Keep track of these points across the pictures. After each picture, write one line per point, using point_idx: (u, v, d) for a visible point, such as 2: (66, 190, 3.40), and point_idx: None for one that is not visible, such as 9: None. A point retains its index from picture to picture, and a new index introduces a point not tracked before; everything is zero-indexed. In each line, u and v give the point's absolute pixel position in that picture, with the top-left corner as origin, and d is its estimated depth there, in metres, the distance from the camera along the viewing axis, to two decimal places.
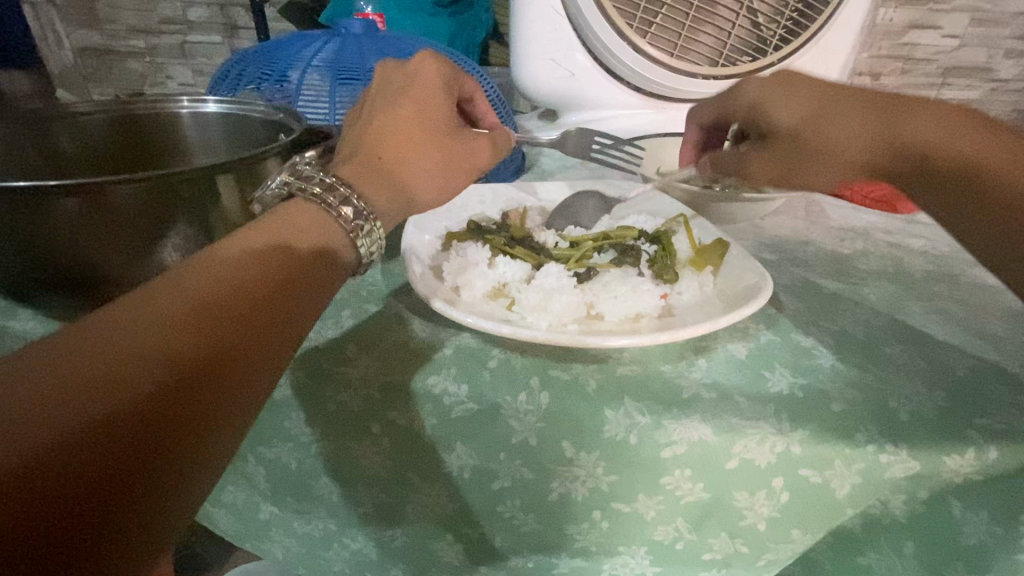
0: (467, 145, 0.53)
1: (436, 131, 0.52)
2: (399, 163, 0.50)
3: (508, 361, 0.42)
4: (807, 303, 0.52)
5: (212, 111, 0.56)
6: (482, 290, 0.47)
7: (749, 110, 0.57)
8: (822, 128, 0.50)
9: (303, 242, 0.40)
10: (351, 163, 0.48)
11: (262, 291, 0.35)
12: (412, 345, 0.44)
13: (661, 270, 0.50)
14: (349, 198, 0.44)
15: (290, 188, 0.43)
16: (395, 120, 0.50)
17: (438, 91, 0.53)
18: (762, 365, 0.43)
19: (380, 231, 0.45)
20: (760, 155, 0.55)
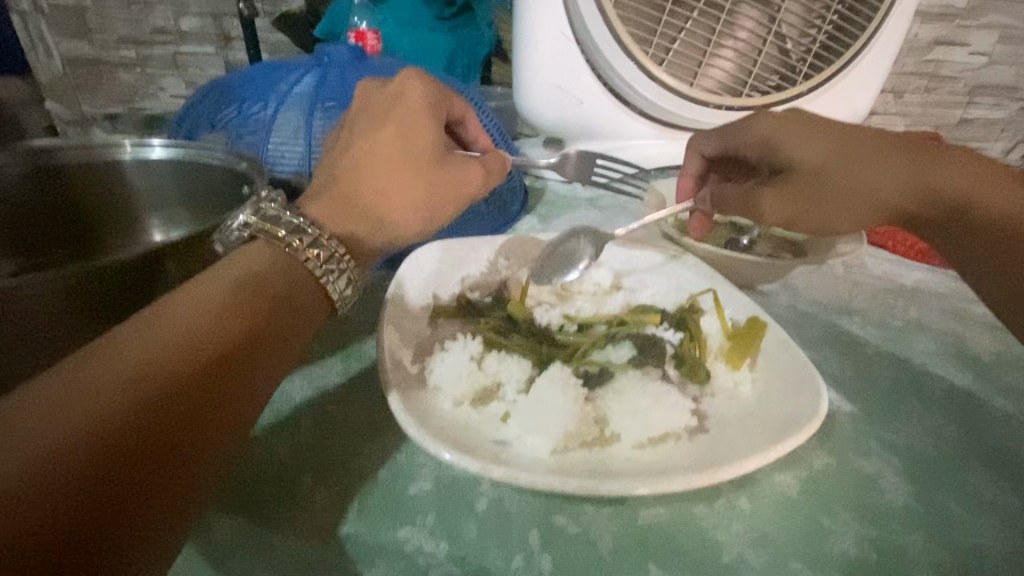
0: (457, 173, 0.45)
1: (424, 156, 0.43)
2: (378, 197, 0.42)
3: (501, 504, 0.33)
4: (863, 403, 0.44)
5: (158, 155, 0.49)
6: (466, 394, 0.38)
7: (761, 144, 0.50)
8: (856, 163, 0.46)
9: (278, 273, 0.35)
10: (325, 199, 0.41)
11: (241, 329, 0.31)
12: (382, 473, 0.35)
13: (691, 370, 0.41)
14: (317, 236, 0.37)
15: (253, 232, 0.37)
16: (376, 147, 0.42)
17: (425, 113, 0.44)
18: (821, 509, 0.34)
19: (354, 272, 0.38)
20: (772, 194, 0.48)
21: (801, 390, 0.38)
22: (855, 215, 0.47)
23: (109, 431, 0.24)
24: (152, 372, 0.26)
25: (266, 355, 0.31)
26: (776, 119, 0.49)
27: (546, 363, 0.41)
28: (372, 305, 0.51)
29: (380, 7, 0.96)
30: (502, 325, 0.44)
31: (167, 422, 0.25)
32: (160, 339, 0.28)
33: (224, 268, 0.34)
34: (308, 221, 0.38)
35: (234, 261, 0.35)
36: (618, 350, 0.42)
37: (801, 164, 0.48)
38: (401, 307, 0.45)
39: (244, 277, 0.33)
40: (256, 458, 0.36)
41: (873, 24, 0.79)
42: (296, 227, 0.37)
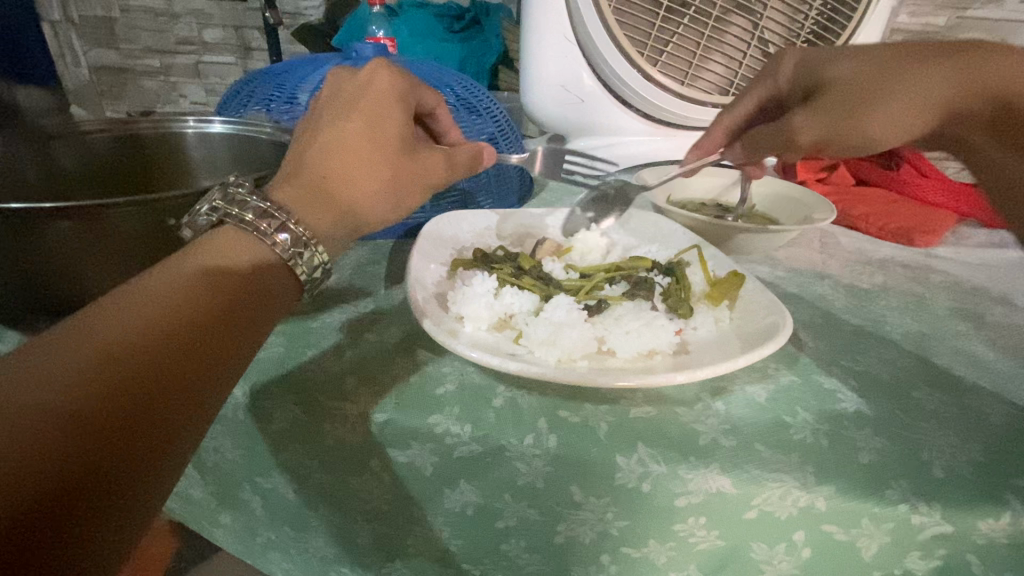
0: (423, 162, 0.46)
1: (389, 145, 0.43)
2: (344, 181, 0.41)
3: (515, 400, 0.40)
4: (829, 341, 0.50)
5: (217, 130, 0.55)
6: (486, 320, 0.45)
7: (801, 87, 0.56)
8: (893, 63, 0.49)
9: (243, 258, 0.35)
10: (288, 186, 0.40)
11: (203, 318, 0.31)
12: (413, 378, 0.42)
13: (676, 304, 0.47)
14: (286, 223, 0.37)
15: (222, 216, 0.37)
16: (344, 133, 0.42)
17: (392, 103, 0.45)
18: (784, 410, 0.40)
19: (326, 254, 0.38)
20: (804, 113, 0.53)
21: (768, 317, 0.46)
22: (896, 123, 0.50)
23: (70, 424, 0.24)
24: (109, 365, 0.26)
25: (231, 341, 0.31)
26: (808, 55, 0.56)
27: (552, 296, 0.48)
28: (398, 260, 0.58)
29: (394, 20, 1.05)
30: (515, 268, 0.51)
31: (128, 412, 0.26)
32: (115, 334, 0.28)
33: (187, 256, 0.34)
34: (277, 206, 0.37)
35: (196, 249, 0.34)
36: (613, 286, 0.50)
37: (836, 78, 0.52)
38: (429, 251, 0.53)
39: (205, 265, 0.33)
40: (312, 363, 0.43)
41: (849, 33, 0.86)
42: (262, 210, 0.37)
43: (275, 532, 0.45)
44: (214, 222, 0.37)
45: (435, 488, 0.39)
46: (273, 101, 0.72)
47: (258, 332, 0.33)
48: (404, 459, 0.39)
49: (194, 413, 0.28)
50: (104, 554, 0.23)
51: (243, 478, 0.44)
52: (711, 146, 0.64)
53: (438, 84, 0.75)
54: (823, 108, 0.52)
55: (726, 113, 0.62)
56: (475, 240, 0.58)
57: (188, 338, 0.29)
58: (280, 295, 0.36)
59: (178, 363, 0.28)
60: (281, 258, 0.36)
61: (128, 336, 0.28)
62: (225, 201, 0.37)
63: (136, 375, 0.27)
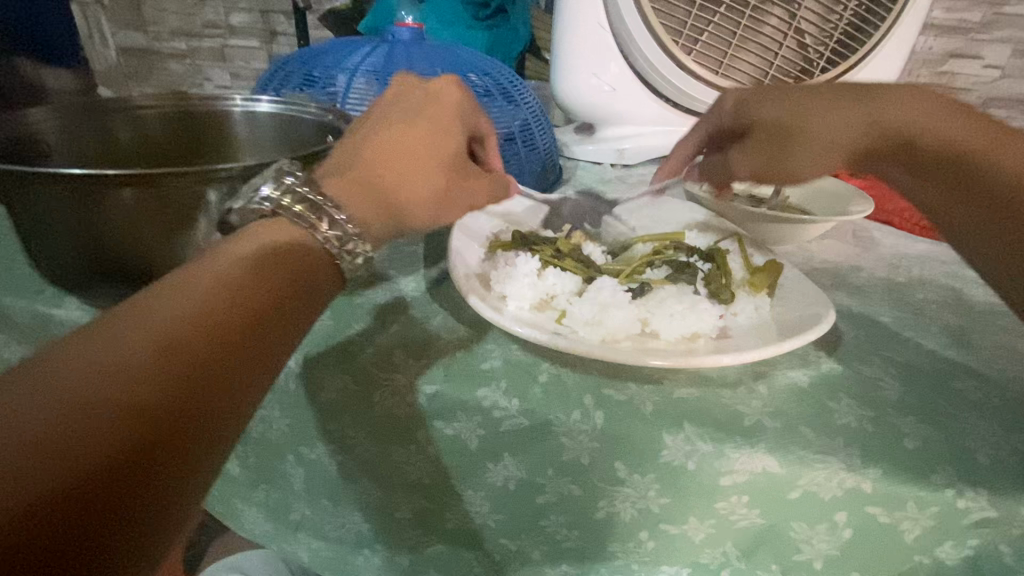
0: (474, 181, 0.45)
1: (455, 160, 0.43)
2: (404, 187, 0.40)
3: (561, 377, 0.40)
4: (867, 332, 0.50)
5: (263, 109, 0.55)
6: (528, 299, 0.45)
7: (731, 118, 0.53)
8: (794, 102, 0.47)
9: (291, 255, 0.34)
10: (338, 174, 0.40)
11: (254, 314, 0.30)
12: (459, 353, 0.42)
13: (717, 290, 0.47)
14: (341, 219, 0.37)
15: (275, 206, 0.37)
16: (407, 134, 0.41)
17: (458, 119, 0.44)
18: (827, 396, 0.40)
19: (373, 255, 0.39)
20: (742, 151, 0.50)
21: (811, 306, 0.45)
22: (816, 158, 0.47)
23: (132, 412, 0.24)
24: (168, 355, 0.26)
25: (277, 340, 0.31)
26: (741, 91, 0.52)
27: (594, 278, 0.49)
28: (436, 240, 0.58)
29: (423, 7, 1.05)
30: (555, 251, 0.51)
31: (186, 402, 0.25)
32: (174, 322, 0.27)
33: (237, 245, 0.33)
34: (331, 201, 0.37)
35: (245, 240, 0.34)
36: (654, 271, 0.50)
37: (760, 121, 0.49)
38: (470, 231, 0.54)
39: (256, 256, 0.33)
40: (362, 335, 0.44)
41: (884, 28, 0.85)
42: (321, 205, 0.37)
43: (316, 501, 0.47)
44: (265, 211, 0.37)
45: (480, 460, 0.40)
46: (314, 82, 0.73)
47: (299, 334, 0.33)
48: (451, 431, 0.40)
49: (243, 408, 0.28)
50: (161, 538, 0.23)
51: (287, 448, 0.46)
52: (678, 166, 0.61)
53: (474, 70, 0.75)
54: (764, 131, 0.48)
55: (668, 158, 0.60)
56: (512, 222, 0.58)
57: (239, 334, 0.29)
58: (324, 288, 0.36)
59: (231, 358, 0.28)
60: (326, 257, 0.36)
61: (186, 327, 0.27)
62: (280, 188, 0.37)
63: (193, 368, 0.26)
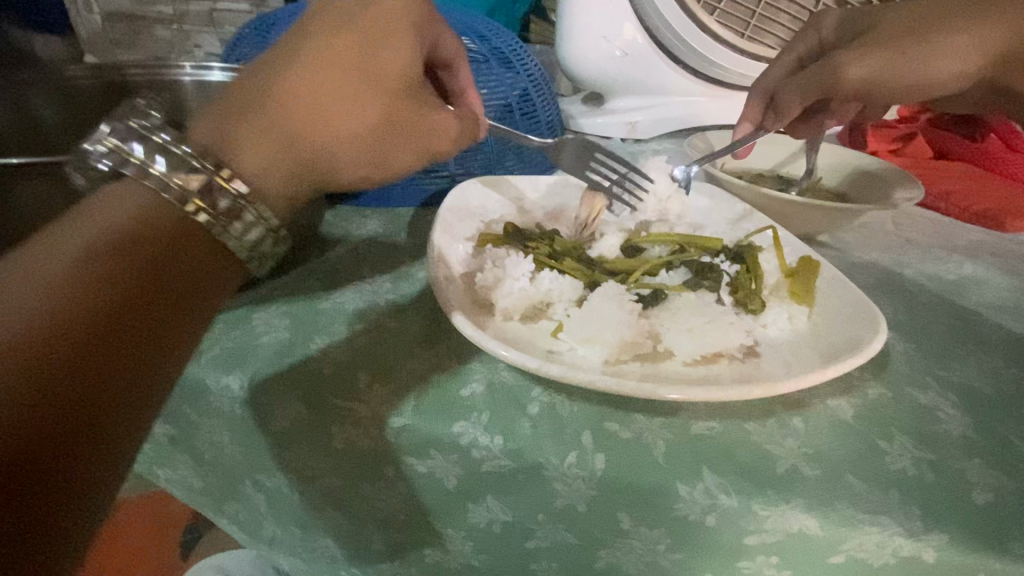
0: (425, 122, 0.35)
1: (387, 81, 0.32)
2: (312, 110, 0.29)
3: (554, 408, 0.34)
4: (918, 344, 0.43)
5: (215, 79, 0.48)
6: (518, 309, 0.38)
7: (842, 27, 0.51)
8: (915, 11, 0.45)
9: (156, 226, 0.26)
10: (217, 109, 0.30)
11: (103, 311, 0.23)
12: (434, 374, 0.36)
13: (746, 299, 0.40)
14: (210, 176, 0.28)
15: (116, 166, 0.28)
16: (323, 53, 0.30)
17: (405, 29, 0.33)
18: (877, 433, 0.33)
19: (272, 221, 0.30)
20: (851, 50, 0.46)
21: (858, 320, 0.38)
22: (938, 60, 0.43)
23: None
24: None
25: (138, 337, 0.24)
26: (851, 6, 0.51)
27: (598, 284, 0.41)
28: (418, 231, 0.51)
29: None
30: (552, 250, 0.44)
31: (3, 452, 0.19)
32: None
33: (72, 226, 0.25)
34: (198, 151, 0.28)
35: (84, 217, 0.26)
36: (671, 273, 0.43)
37: (881, 23, 0.47)
38: (454, 224, 0.46)
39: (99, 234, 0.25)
40: (322, 352, 0.37)
41: None
42: (180, 159, 0.28)
43: (280, 531, 0.41)
44: (108, 173, 0.28)
45: (459, 501, 0.34)
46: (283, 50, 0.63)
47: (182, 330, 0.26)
48: (423, 468, 0.34)
49: (107, 435, 0.22)
50: None
51: (245, 473, 0.39)
52: (755, 117, 0.56)
53: (468, 33, 0.66)
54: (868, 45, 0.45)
55: (768, 73, 0.55)
56: (503, 210, 0.50)
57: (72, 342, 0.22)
58: (210, 270, 0.28)
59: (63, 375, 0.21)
60: (205, 226, 0.28)
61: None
62: (122, 140, 0.28)
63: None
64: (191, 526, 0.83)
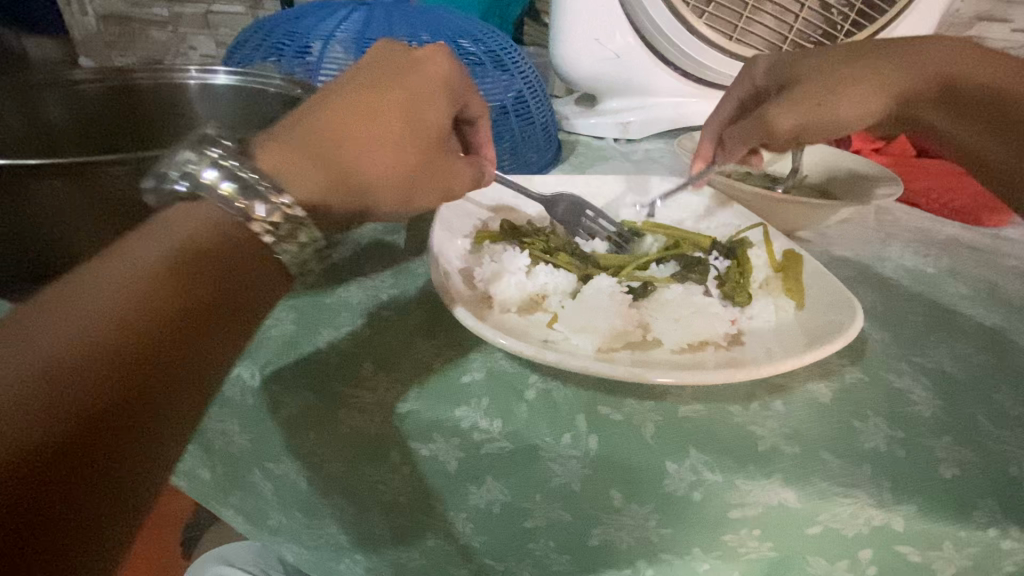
0: (452, 167, 0.39)
1: (426, 135, 0.36)
2: (362, 154, 0.33)
3: (549, 394, 0.36)
4: (893, 333, 0.45)
5: (220, 81, 0.51)
6: (514, 302, 0.40)
7: (775, 81, 0.52)
8: (828, 70, 0.48)
9: (220, 246, 0.28)
10: (277, 140, 0.32)
11: (166, 330, 0.25)
12: (435, 364, 0.38)
13: (734, 291, 0.42)
14: (274, 203, 0.29)
15: (195, 188, 0.30)
16: (373, 104, 0.34)
17: (440, 95, 0.38)
18: (852, 414, 0.36)
19: (321, 241, 0.32)
20: (782, 104, 0.48)
21: (838, 310, 0.40)
22: (862, 100, 0.47)
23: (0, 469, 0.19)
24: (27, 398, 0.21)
25: (195, 353, 0.25)
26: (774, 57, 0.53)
27: (591, 277, 0.43)
28: (418, 229, 0.53)
29: None
30: (547, 245, 0.46)
31: (69, 455, 0.21)
32: (41, 357, 0.22)
33: (149, 239, 0.27)
34: (263, 179, 0.30)
35: (162, 230, 0.28)
36: (660, 267, 0.45)
37: (801, 77, 0.49)
38: (452, 221, 0.48)
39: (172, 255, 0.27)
40: (330, 342, 0.39)
41: None
42: (248, 186, 0.29)
43: (286, 518, 0.43)
44: (183, 194, 0.30)
45: (459, 483, 0.36)
46: (282, 53, 0.65)
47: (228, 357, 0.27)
48: (427, 452, 0.35)
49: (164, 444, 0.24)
50: None
51: (253, 462, 0.41)
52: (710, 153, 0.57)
53: (461, 34, 0.68)
54: (796, 94, 0.48)
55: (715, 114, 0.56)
56: (499, 208, 0.52)
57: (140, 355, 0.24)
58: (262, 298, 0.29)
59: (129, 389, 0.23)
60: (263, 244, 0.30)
61: (60, 359, 0.22)
62: (198, 164, 0.30)
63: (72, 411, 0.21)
64: (196, 521, 0.84)
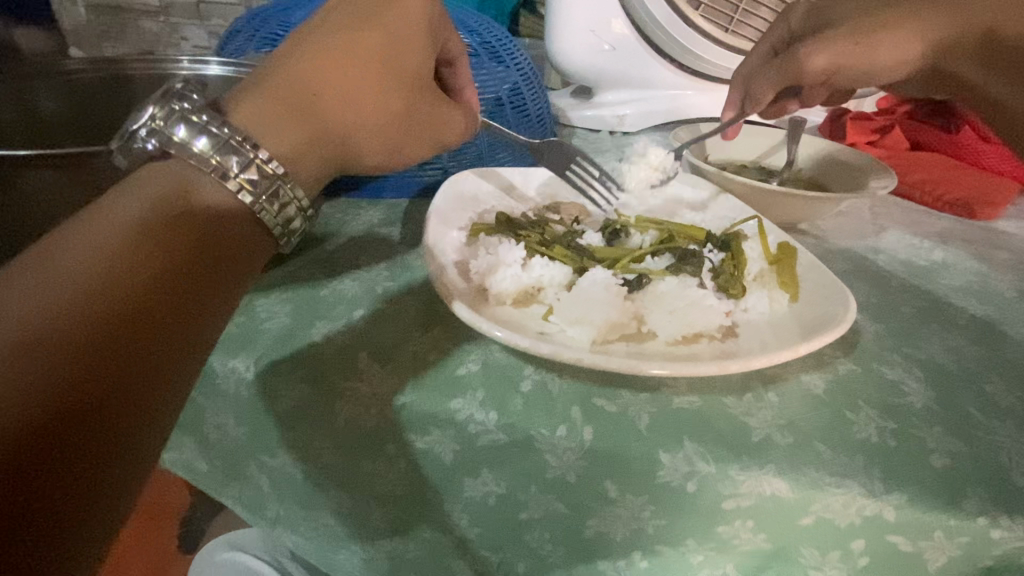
0: (433, 115, 0.40)
1: (404, 80, 0.37)
2: (343, 105, 0.34)
3: (545, 385, 0.36)
4: (887, 325, 0.45)
5: (212, 72, 0.50)
6: (510, 294, 0.40)
7: (813, 24, 0.53)
8: (870, 11, 0.48)
9: (195, 204, 0.29)
10: (253, 94, 0.33)
11: (149, 277, 0.25)
12: (431, 357, 0.38)
13: (728, 283, 0.42)
14: (250, 158, 0.30)
15: (163, 145, 0.30)
16: (349, 49, 0.34)
17: (423, 37, 0.37)
18: (845, 405, 0.36)
19: (304, 202, 0.33)
20: (814, 42, 0.50)
21: (832, 304, 0.40)
22: (897, 44, 0.47)
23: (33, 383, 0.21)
24: (13, 345, 0.21)
25: (181, 298, 0.26)
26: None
27: (587, 270, 0.43)
28: (414, 222, 0.53)
29: None
30: (543, 238, 0.46)
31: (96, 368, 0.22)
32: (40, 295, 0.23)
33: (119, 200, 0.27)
34: (237, 133, 0.30)
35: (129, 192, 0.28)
36: (655, 259, 0.45)
37: (838, 19, 0.50)
38: (448, 214, 0.47)
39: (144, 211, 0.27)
40: (325, 335, 0.39)
41: None
42: (221, 140, 0.30)
43: (283, 510, 0.43)
44: (153, 153, 0.30)
45: (455, 475, 0.36)
46: (276, 42, 0.64)
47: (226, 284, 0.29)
48: (423, 444, 0.35)
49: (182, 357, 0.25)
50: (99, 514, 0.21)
51: (250, 454, 0.41)
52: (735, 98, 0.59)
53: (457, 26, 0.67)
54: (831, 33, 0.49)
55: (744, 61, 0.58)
56: (495, 200, 0.52)
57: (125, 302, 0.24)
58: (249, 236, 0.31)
59: (114, 332, 0.23)
60: (245, 206, 0.30)
61: (42, 313, 0.22)
62: (166, 122, 0.31)
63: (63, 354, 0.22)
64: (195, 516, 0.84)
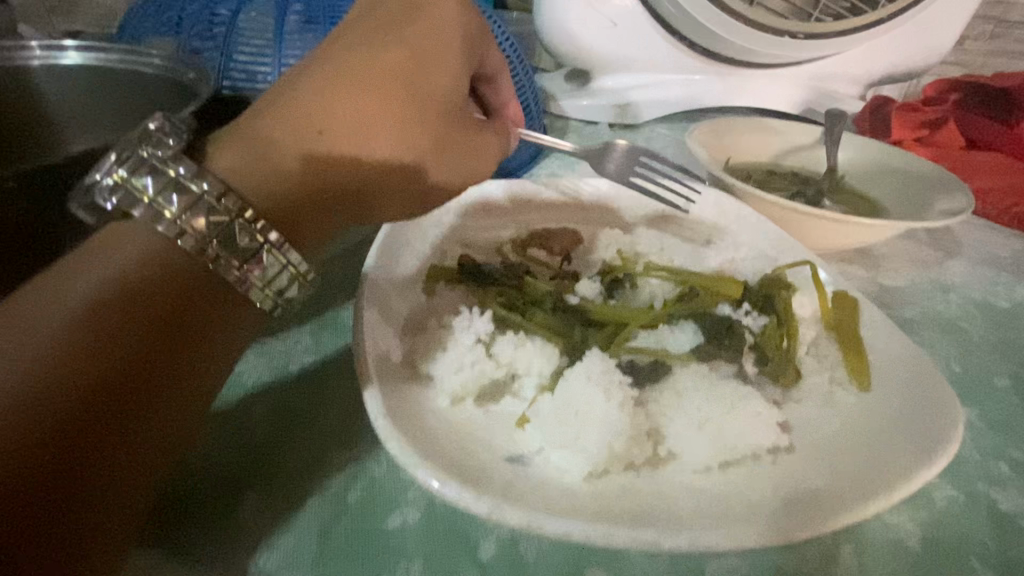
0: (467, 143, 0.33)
1: (429, 105, 0.30)
2: (351, 142, 0.29)
3: (515, 546, 0.24)
4: (981, 409, 0.34)
5: (72, 60, 0.38)
6: (469, 390, 0.29)
7: None
8: None
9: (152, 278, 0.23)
10: (239, 132, 0.28)
11: (86, 384, 0.20)
12: (351, 497, 0.26)
13: (778, 368, 0.32)
14: (236, 223, 0.25)
15: (125, 207, 0.24)
16: (363, 75, 0.29)
17: (455, 51, 0.31)
18: (953, 569, 0.25)
19: (301, 266, 0.27)
20: None
21: (930, 407, 0.28)
22: None
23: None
24: None
25: (134, 408, 0.21)
26: None
27: (580, 348, 0.31)
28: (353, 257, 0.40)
29: None
30: (517, 299, 0.34)
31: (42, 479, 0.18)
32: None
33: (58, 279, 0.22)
34: (223, 193, 0.25)
35: (73, 267, 0.23)
36: (677, 331, 0.33)
37: None
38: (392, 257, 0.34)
39: (87, 296, 0.22)
40: (207, 451, 0.27)
41: None
42: (199, 200, 0.24)
43: None
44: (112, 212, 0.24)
45: None
46: (179, 27, 0.47)
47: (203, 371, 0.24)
48: None
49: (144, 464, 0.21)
50: None
51: None
52: None
53: None
54: None
55: None
56: (464, 228, 0.39)
57: (46, 430, 0.19)
58: (233, 316, 0.26)
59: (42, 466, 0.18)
60: (227, 285, 0.25)
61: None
62: (133, 171, 0.24)
63: None
64: None
